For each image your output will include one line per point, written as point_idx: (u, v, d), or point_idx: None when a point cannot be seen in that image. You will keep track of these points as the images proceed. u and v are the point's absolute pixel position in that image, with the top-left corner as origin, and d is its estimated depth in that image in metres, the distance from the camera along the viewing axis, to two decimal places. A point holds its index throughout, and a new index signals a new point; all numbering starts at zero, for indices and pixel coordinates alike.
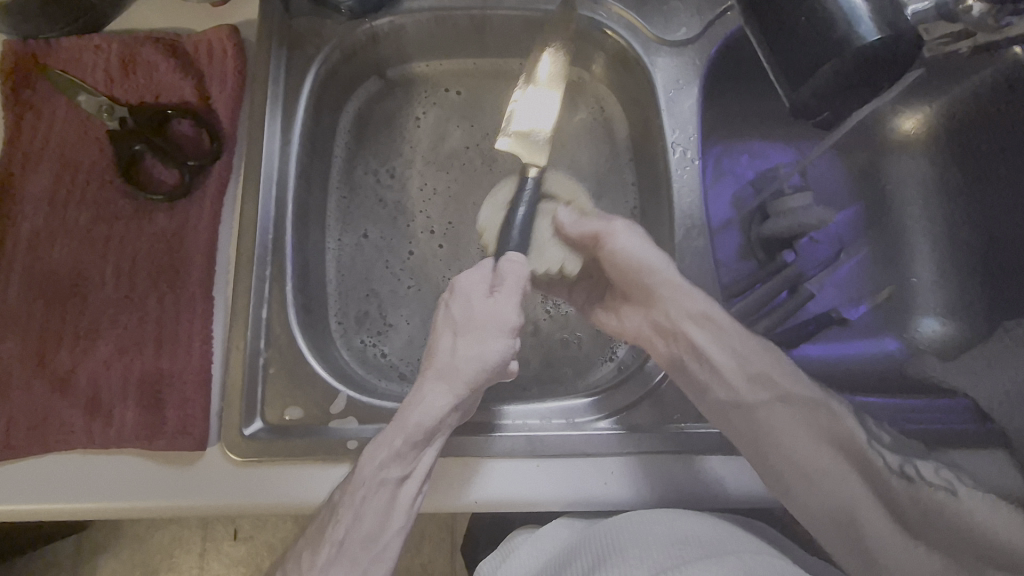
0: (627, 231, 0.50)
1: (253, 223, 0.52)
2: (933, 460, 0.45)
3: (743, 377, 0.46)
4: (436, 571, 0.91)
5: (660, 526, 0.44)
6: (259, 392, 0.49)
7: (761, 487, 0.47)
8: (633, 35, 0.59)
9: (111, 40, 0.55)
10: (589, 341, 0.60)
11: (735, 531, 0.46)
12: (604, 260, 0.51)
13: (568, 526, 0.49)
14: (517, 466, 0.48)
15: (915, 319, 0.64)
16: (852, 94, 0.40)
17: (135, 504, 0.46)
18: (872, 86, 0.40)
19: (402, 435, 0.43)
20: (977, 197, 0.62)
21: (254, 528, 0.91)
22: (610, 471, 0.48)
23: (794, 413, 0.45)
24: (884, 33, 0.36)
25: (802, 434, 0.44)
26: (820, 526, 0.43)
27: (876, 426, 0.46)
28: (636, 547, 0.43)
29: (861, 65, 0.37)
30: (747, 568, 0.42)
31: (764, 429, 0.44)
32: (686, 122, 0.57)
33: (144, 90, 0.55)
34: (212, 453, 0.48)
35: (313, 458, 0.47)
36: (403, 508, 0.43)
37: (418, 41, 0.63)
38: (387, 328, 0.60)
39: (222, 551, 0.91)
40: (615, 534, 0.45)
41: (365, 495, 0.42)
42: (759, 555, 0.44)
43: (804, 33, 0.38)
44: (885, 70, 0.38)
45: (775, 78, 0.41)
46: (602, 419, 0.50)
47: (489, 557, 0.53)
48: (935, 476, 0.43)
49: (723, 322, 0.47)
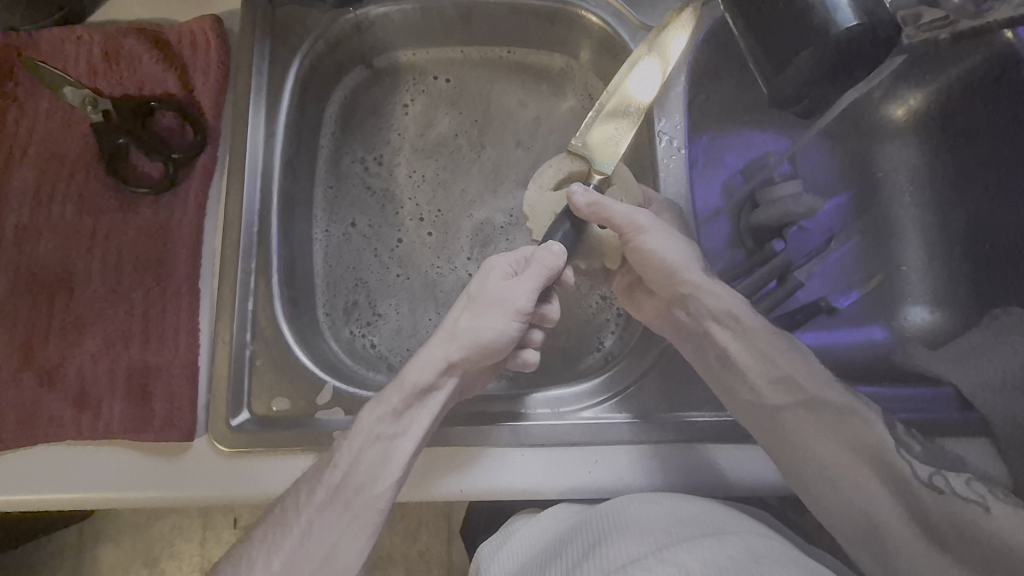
0: (653, 232, 0.50)
1: (238, 216, 0.52)
2: (966, 472, 0.45)
3: (768, 378, 0.47)
4: (433, 558, 0.93)
5: (658, 506, 0.44)
6: (245, 384, 0.49)
7: (742, 477, 0.48)
8: (619, 22, 0.58)
9: (93, 31, 0.55)
10: (577, 331, 0.60)
11: (731, 513, 0.45)
12: (633, 254, 0.51)
13: (570, 508, 0.49)
14: (501, 457, 0.49)
15: (904, 308, 0.64)
16: (831, 82, 0.40)
17: (128, 495, 0.47)
18: (851, 72, 0.40)
19: (400, 393, 0.44)
20: (967, 184, 0.61)
21: (253, 517, 0.92)
22: (594, 459, 0.48)
23: (822, 419, 0.46)
24: (862, 20, 0.36)
25: (807, 417, 0.46)
26: (848, 540, 0.44)
27: (907, 435, 0.46)
28: (637, 526, 0.42)
29: (839, 53, 0.37)
30: (750, 548, 0.41)
31: (794, 436, 0.45)
32: (673, 110, 0.57)
33: (128, 82, 0.55)
34: (200, 444, 0.48)
35: (300, 449, 0.48)
36: (400, 462, 0.43)
37: (404, 28, 0.62)
38: (375, 319, 0.60)
39: (223, 540, 0.92)
40: (615, 515, 0.44)
41: (362, 446, 0.43)
42: (762, 537, 0.43)
43: (783, 18, 0.38)
44: (864, 56, 0.39)
45: (755, 65, 0.41)
46: (587, 409, 0.50)
47: (491, 539, 0.54)
48: (967, 489, 0.43)
49: (747, 322, 0.49)
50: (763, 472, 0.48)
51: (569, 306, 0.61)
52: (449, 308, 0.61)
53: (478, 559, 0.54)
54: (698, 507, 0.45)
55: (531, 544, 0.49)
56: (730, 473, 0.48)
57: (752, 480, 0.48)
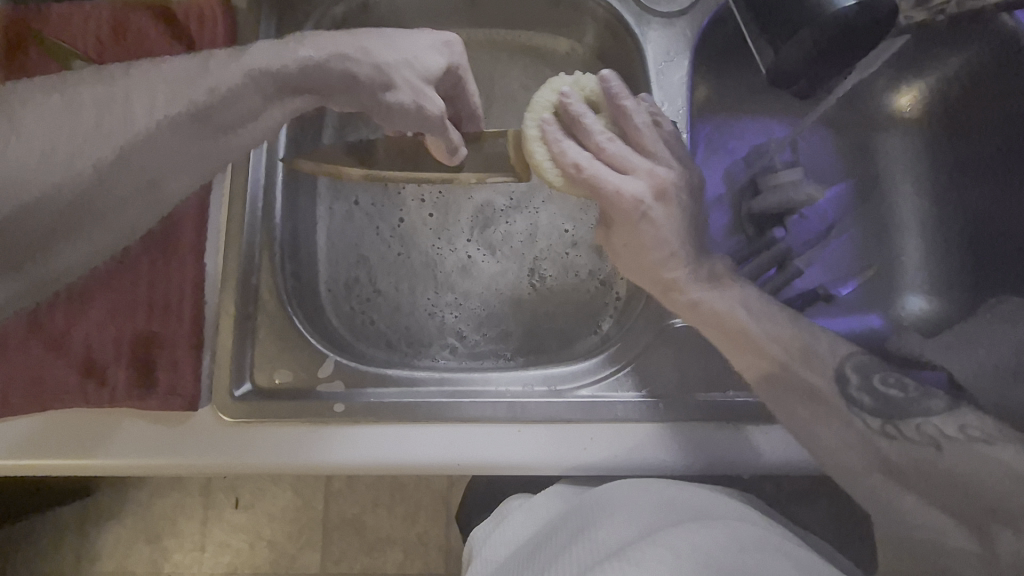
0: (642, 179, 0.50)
1: (242, 192, 0.53)
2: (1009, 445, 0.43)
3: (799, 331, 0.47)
4: (430, 541, 0.94)
5: (645, 489, 0.45)
6: (247, 356, 0.51)
7: (730, 458, 0.49)
8: (624, 4, 0.59)
9: (102, 6, 0.55)
10: (574, 315, 0.61)
11: (719, 496, 0.46)
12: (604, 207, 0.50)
13: (562, 495, 0.49)
14: (498, 431, 0.49)
15: (902, 297, 0.64)
16: (828, 59, 0.42)
17: (132, 461, 0.48)
18: (849, 50, 0.41)
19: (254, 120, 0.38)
20: (971, 174, 0.61)
21: (254, 496, 0.94)
22: (591, 437, 0.49)
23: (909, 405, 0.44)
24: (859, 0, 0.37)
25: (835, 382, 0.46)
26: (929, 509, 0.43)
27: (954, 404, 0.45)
28: (623, 511, 0.43)
29: (837, 31, 0.39)
30: (735, 534, 0.41)
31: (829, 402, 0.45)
32: (675, 95, 0.57)
33: (135, 55, 0.55)
34: (203, 413, 0.49)
35: (299, 420, 0.49)
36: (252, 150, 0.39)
37: (413, 8, 0.63)
38: (375, 296, 0.61)
39: (223, 518, 0.94)
40: (605, 497, 0.45)
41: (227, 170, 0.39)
42: (746, 522, 0.43)
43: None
44: (863, 35, 0.40)
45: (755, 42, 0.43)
46: (583, 387, 0.51)
47: (483, 525, 0.54)
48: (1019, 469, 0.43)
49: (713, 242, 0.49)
50: (753, 451, 0.49)
51: (566, 290, 0.62)
52: (449, 289, 0.62)
53: (472, 544, 0.54)
54: (687, 492, 0.45)
55: (521, 532, 0.49)
56: (720, 452, 0.49)
57: (742, 460, 0.49)
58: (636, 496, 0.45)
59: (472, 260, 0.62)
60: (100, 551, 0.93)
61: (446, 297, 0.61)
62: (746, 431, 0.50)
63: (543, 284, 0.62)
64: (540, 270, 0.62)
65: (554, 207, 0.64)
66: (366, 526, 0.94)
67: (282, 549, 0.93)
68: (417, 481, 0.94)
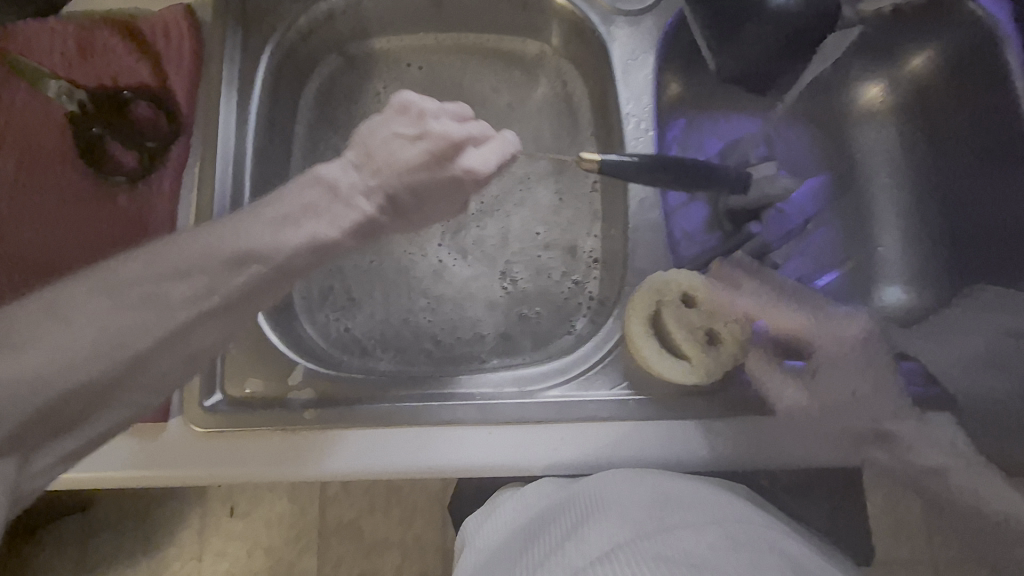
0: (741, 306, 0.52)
1: (209, 205, 0.52)
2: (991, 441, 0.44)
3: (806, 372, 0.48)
4: (426, 544, 0.94)
5: (637, 482, 0.44)
6: (218, 368, 0.51)
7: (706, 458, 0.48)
8: (589, 5, 0.59)
9: (68, 24, 0.56)
10: (549, 317, 0.60)
11: (706, 482, 0.45)
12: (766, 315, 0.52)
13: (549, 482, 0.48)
14: (468, 435, 0.49)
15: (880, 289, 0.63)
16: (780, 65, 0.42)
17: (106, 475, 0.48)
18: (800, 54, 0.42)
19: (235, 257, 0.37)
20: (944, 165, 0.62)
21: (250, 504, 0.94)
22: (562, 436, 0.48)
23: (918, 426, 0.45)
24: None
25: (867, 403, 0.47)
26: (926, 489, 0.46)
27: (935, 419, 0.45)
28: (617, 509, 0.42)
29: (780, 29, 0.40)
30: (731, 536, 0.40)
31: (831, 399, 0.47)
32: (641, 92, 0.57)
33: (101, 72, 0.56)
34: (174, 425, 0.49)
35: (271, 430, 0.49)
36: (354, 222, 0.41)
37: (380, 14, 0.63)
38: (348, 303, 0.61)
39: (221, 526, 0.94)
40: (597, 488, 0.44)
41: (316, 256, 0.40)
42: (743, 520, 0.42)
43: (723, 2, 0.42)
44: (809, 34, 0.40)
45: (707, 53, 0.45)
46: (554, 388, 0.51)
47: (476, 512, 0.53)
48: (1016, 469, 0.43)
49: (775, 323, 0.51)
50: (739, 451, 0.47)
51: (540, 291, 0.61)
52: (421, 293, 0.62)
53: (465, 532, 0.53)
54: (675, 482, 0.44)
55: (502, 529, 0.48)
56: (698, 455, 0.48)
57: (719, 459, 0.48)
58: (622, 491, 0.43)
59: (444, 264, 0.62)
60: (100, 562, 0.93)
61: (419, 302, 0.61)
62: (727, 428, 0.48)
63: (516, 287, 0.62)
64: (512, 273, 0.62)
65: (526, 209, 0.63)
66: (362, 530, 0.94)
67: (280, 555, 0.94)
68: (413, 484, 0.94)
